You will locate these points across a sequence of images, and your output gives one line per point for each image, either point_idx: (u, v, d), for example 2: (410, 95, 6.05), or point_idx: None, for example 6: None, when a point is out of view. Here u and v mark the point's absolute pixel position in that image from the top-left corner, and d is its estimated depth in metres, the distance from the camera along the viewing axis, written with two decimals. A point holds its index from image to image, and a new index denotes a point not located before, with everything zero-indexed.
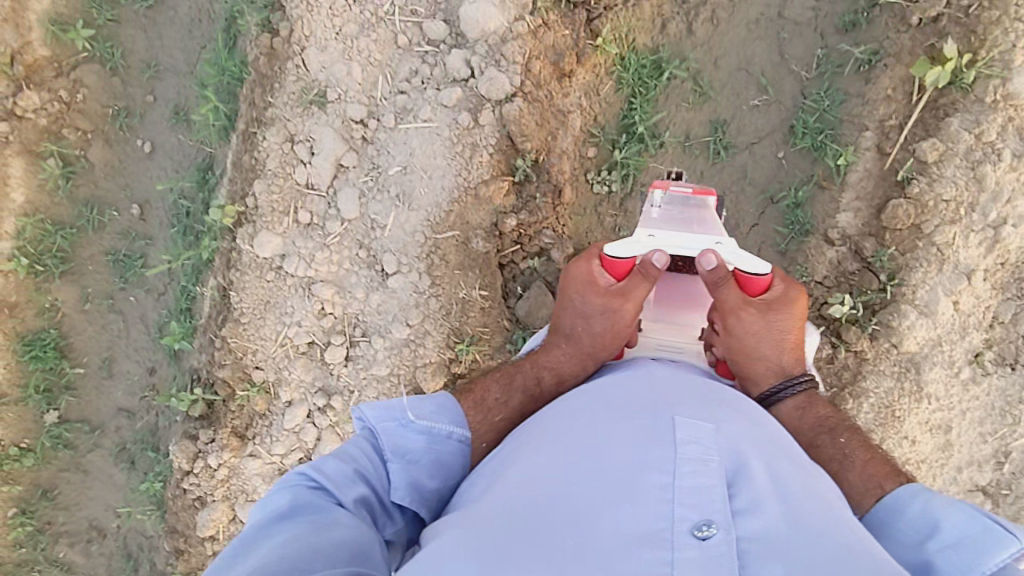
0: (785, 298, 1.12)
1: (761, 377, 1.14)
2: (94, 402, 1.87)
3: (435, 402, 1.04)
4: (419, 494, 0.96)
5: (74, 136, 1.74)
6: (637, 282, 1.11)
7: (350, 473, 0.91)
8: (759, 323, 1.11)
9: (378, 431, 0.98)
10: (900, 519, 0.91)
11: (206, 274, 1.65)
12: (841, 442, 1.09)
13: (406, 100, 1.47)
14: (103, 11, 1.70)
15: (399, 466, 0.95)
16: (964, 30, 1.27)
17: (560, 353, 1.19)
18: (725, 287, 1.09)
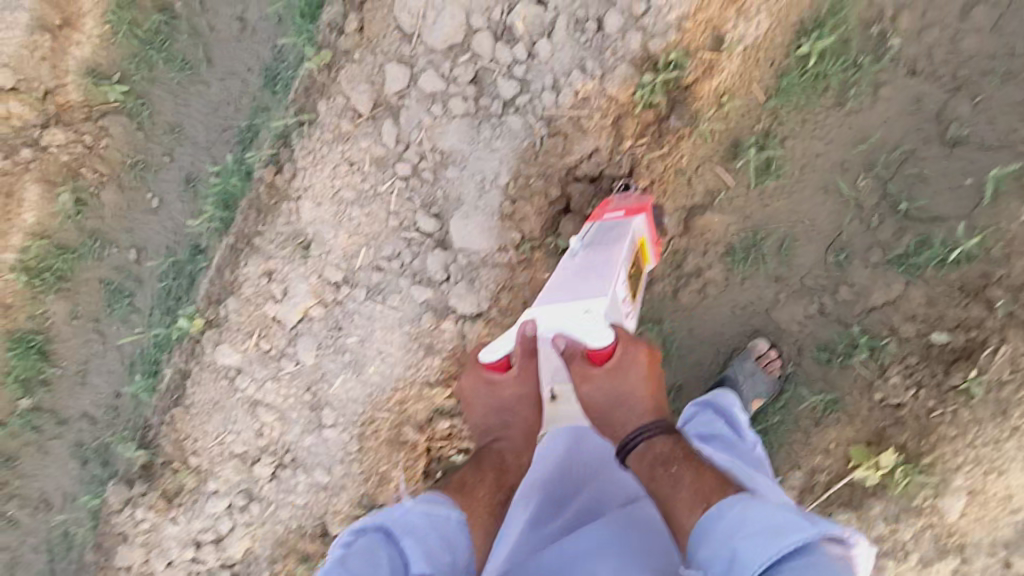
0: (626, 364, 1.07)
1: (620, 425, 1.11)
2: (65, 402, 1.99)
3: (421, 497, 1.01)
4: (438, 568, 0.88)
5: (92, 176, 1.81)
6: (525, 363, 1.12)
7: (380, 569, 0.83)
8: (607, 387, 1.07)
9: (381, 525, 0.92)
10: (711, 530, 0.83)
11: (173, 349, 1.74)
12: (675, 470, 0.98)
13: (380, 278, 1.50)
14: (138, 72, 1.74)
15: (412, 541, 0.89)
16: (918, 428, 1.24)
17: (502, 447, 1.20)
18: (573, 362, 1.08)
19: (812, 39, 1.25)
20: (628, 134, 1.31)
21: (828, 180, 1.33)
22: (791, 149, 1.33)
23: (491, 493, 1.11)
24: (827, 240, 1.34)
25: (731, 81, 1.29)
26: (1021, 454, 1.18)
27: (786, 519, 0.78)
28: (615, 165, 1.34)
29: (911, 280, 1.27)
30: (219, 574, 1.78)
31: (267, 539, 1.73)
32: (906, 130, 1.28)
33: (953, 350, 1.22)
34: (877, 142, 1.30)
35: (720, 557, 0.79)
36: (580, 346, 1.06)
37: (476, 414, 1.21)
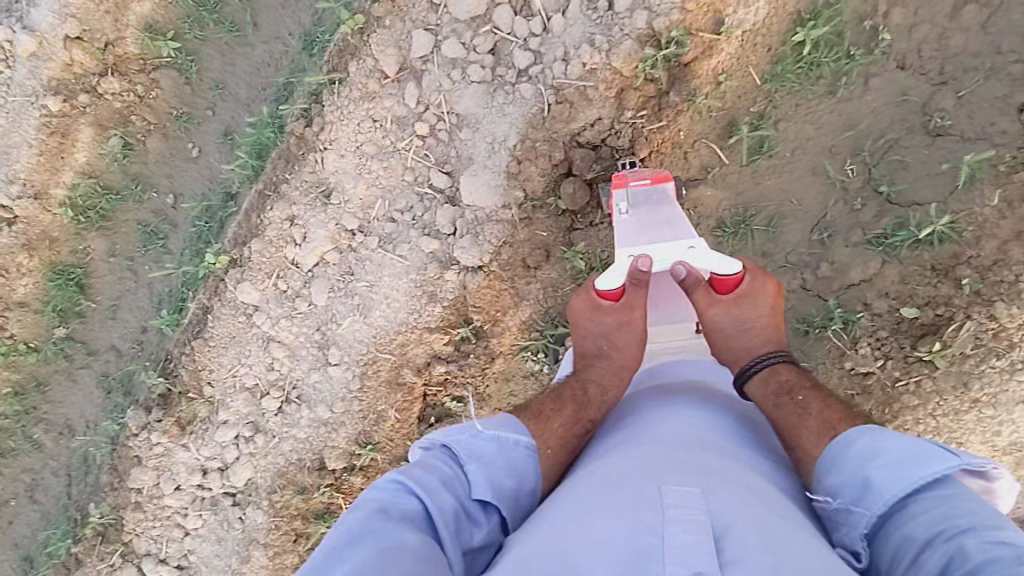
0: (751, 290, 1.20)
1: (744, 354, 1.19)
2: (97, 333, 2.13)
3: (497, 417, 1.05)
4: (498, 492, 0.95)
5: (140, 124, 1.97)
6: (635, 293, 1.22)
7: (435, 480, 0.91)
8: (731, 316, 1.18)
9: (450, 441, 0.98)
10: (844, 456, 0.91)
11: (198, 287, 1.88)
12: (799, 399, 1.07)
13: (392, 229, 1.62)
14: (191, 31, 1.90)
15: (478, 468, 0.95)
16: (883, 397, 1.30)
17: (595, 369, 1.21)
18: (696, 290, 1.21)
19: (808, 28, 1.33)
20: (630, 105, 1.42)
21: (817, 163, 1.40)
22: (783, 131, 1.41)
23: (566, 424, 1.11)
24: (813, 220, 1.41)
25: (728, 63, 1.39)
26: (980, 425, 1.26)
27: (923, 449, 0.84)
28: (617, 135, 1.45)
29: (887, 259, 1.32)
30: (222, 501, 1.90)
31: (269, 470, 1.84)
32: (894, 117, 1.35)
33: (922, 325, 1.28)
34: (863, 130, 1.37)
35: (857, 482, 0.86)
36: (703, 273, 1.21)
37: (579, 337, 1.28)
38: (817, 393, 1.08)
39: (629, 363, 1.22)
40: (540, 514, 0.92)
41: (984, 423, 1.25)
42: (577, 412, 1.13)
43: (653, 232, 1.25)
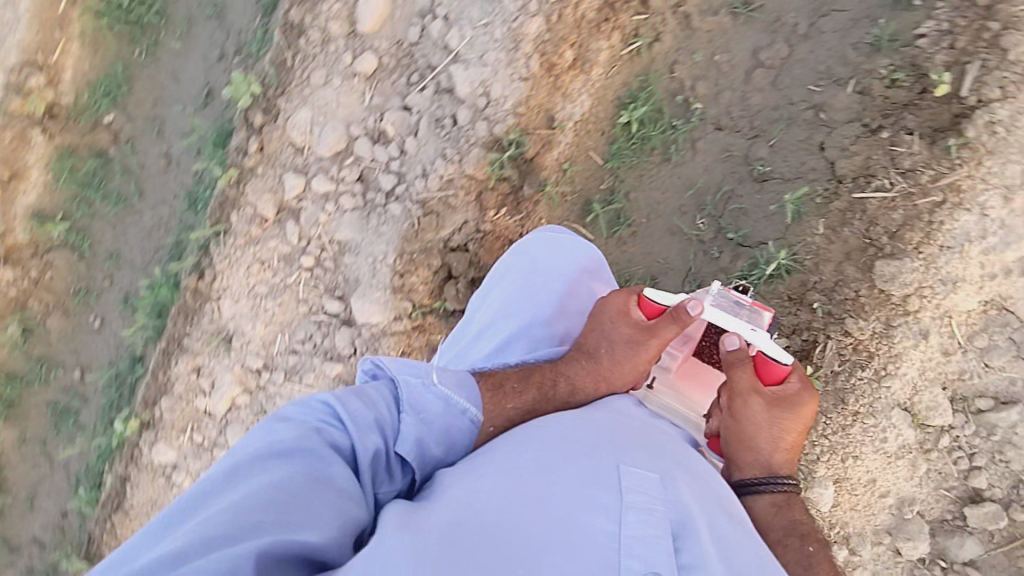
0: (797, 396, 1.07)
1: (755, 462, 1.08)
2: (16, 529, 2.03)
3: (457, 375, 1.09)
4: (422, 455, 0.99)
5: (38, 307, 1.98)
6: (668, 326, 1.11)
7: (367, 418, 0.97)
8: (762, 414, 1.06)
9: (400, 381, 1.05)
10: None
11: (113, 457, 1.83)
12: (809, 549, 1.03)
13: (296, 360, 1.65)
14: (79, 210, 1.96)
15: (412, 420, 1.00)
16: None
17: (575, 369, 1.14)
18: (740, 369, 1.09)
19: (629, 110, 1.49)
20: (489, 205, 1.53)
21: (672, 223, 1.52)
22: (635, 201, 1.54)
23: (522, 405, 1.07)
24: (681, 273, 1.51)
25: (569, 152, 1.54)
26: (867, 436, 1.30)
27: None
28: (482, 235, 1.56)
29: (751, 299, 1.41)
30: None
31: None
32: (724, 172, 1.49)
33: (794, 352, 1.36)
34: (702, 186, 1.51)
35: None
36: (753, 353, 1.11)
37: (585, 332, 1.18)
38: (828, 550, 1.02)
39: (615, 381, 1.13)
40: (489, 461, 0.94)
41: (870, 433, 1.30)
42: (536, 402, 1.09)
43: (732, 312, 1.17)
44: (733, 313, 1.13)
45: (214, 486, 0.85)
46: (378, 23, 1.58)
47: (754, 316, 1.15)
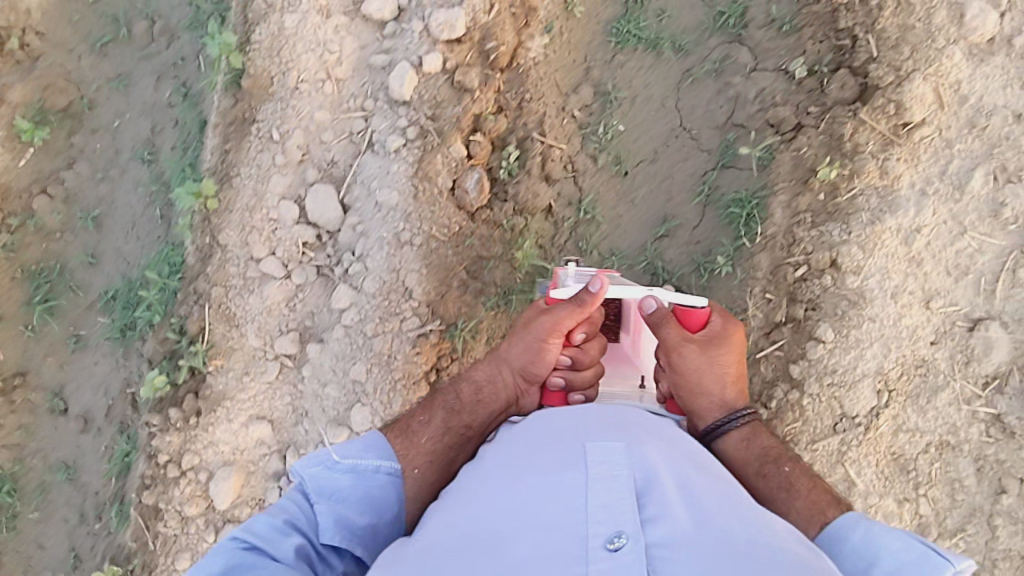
0: (724, 332, 1.22)
1: (708, 410, 1.19)
2: None
3: (358, 442, 1.16)
4: (346, 531, 1.06)
5: None
6: (564, 307, 1.20)
7: (281, 526, 1.03)
8: (701, 355, 1.18)
9: (304, 480, 1.08)
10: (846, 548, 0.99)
11: None
12: (786, 471, 1.14)
13: None
14: None
15: (325, 506, 1.07)
16: None
17: (480, 371, 1.26)
18: (666, 325, 1.19)
19: None
20: None
21: None
22: None
23: (435, 436, 1.19)
24: None
25: None
26: None
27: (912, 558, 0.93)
28: None
29: None
30: None
31: None
32: None
33: None
34: None
35: None
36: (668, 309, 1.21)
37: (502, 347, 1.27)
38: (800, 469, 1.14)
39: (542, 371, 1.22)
40: (474, 482, 1.01)
41: None
42: (447, 421, 1.21)
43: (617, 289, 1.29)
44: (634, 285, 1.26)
45: None
46: (234, 494, 1.60)
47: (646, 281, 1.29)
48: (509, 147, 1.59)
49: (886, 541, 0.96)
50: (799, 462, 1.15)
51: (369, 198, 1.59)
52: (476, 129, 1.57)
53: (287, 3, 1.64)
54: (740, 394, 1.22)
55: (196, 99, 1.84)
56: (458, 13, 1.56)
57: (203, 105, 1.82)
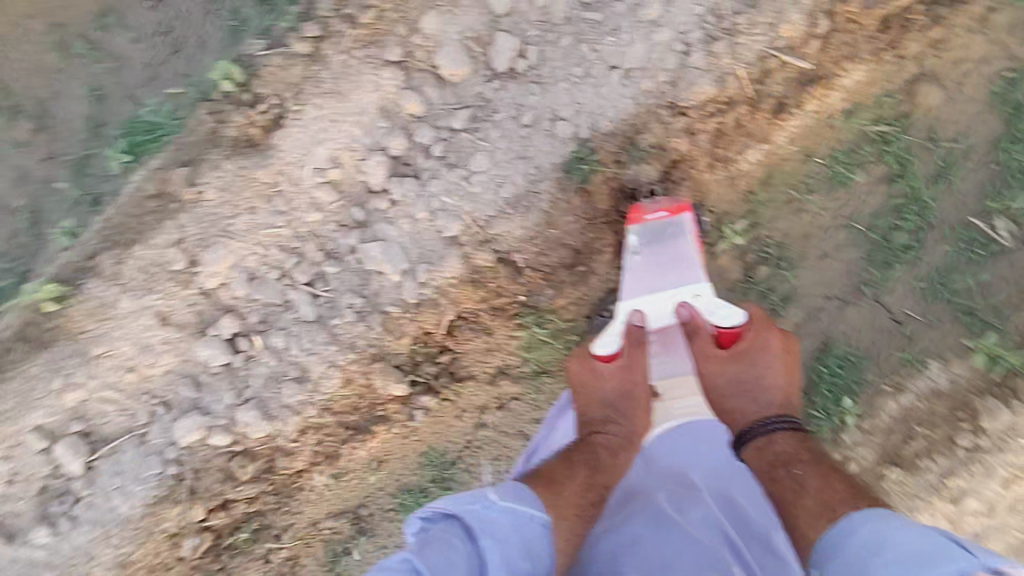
0: (756, 348, 1.20)
1: (751, 415, 1.19)
2: None
3: (510, 487, 1.09)
4: (513, 574, 0.98)
5: None
6: (634, 352, 1.25)
7: (446, 560, 0.94)
8: (733, 376, 1.20)
9: (461, 514, 1.02)
10: (846, 543, 0.94)
11: None
12: (798, 472, 1.08)
13: None
14: None
15: (491, 542, 0.98)
16: None
17: (600, 433, 1.22)
18: (697, 338, 1.25)
19: None
20: None
21: None
22: None
23: (578, 494, 1.13)
24: None
25: None
26: None
27: (936, 545, 0.87)
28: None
29: None
30: None
31: None
32: None
33: None
34: None
35: None
36: (707, 325, 1.26)
37: (579, 404, 1.27)
38: (814, 468, 1.08)
39: (639, 431, 1.25)
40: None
41: None
42: (587, 476, 1.15)
43: (666, 275, 1.29)
44: (672, 283, 1.29)
45: None
46: None
47: (688, 270, 1.29)
48: (246, 528, 1.65)
49: (894, 528, 0.91)
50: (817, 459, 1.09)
51: (111, 480, 1.62)
52: (224, 504, 1.63)
53: (133, 285, 1.52)
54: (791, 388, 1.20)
55: (42, 238, 1.64)
56: (262, 422, 1.52)
57: (39, 251, 1.64)
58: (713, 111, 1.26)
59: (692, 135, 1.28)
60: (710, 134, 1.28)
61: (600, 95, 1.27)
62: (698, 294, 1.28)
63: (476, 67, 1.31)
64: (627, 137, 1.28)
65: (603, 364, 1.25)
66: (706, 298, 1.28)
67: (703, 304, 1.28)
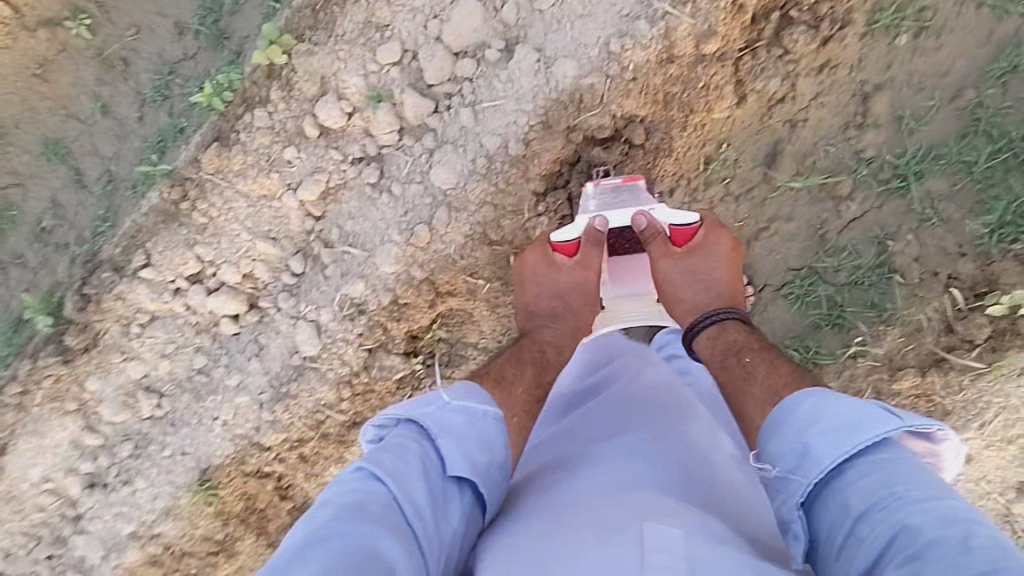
0: (708, 243, 1.28)
1: (700, 300, 1.26)
2: None
3: (462, 388, 1.04)
4: (475, 466, 0.93)
5: None
6: (590, 251, 1.32)
7: (410, 469, 0.88)
8: (677, 269, 1.27)
9: (414, 418, 0.95)
10: (789, 414, 0.91)
11: None
12: (746, 361, 1.10)
13: None
14: None
15: (450, 442, 0.93)
16: None
17: (549, 331, 1.30)
18: (653, 242, 1.30)
19: None
20: None
21: None
22: None
23: (527, 390, 1.16)
24: None
25: None
26: None
27: (863, 413, 0.84)
28: None
29: None
30: None
31: None
32: None
33: None
34: None
35: (796, 451, 0.87)
36: (664, 227, 1.30)
37: (532, 297, 1.34)
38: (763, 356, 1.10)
39: (583, 325, 1.34)
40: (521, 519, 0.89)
41: None
42: (536, 373, 1.20)
43: (622, 208, 1.33)
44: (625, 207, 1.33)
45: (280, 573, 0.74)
46: None
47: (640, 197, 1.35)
48: None
49: (832, 402, 0.88)
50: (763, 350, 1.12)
51: None
52: None
53: None
54: (733, 286, 1.27)
55: None
56: None
57: None
58: (291, 445, 1.70)
59: (282, 459, 1.71)
60: (295, 459, 1.70)
61: (208, 436, 1.71)
62: (652, 207, 1.31)
63: (132, 411, 1.74)
64: (235, 462, 1.73)
65: (563, 257, 1.32)
66: (660, 211, 1.31)
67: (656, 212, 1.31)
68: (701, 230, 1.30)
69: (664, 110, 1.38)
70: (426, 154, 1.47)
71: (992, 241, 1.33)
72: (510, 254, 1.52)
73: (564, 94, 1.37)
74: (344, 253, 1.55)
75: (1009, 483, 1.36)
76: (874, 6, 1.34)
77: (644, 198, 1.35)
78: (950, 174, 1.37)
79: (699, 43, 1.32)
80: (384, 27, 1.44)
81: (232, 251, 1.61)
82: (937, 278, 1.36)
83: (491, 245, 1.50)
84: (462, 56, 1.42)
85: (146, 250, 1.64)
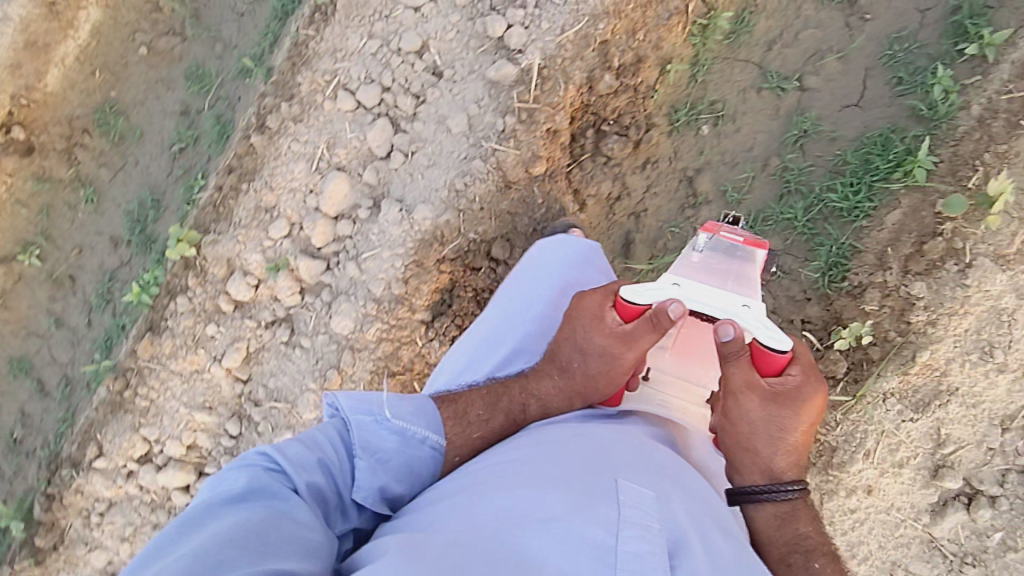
0: (797, 395, 0.99)
1: (762, 463, 1.05)
2: None
3: (413, 405, 1.12)
4: (382, 495, 1.03)
5: None
6: (644, 331, 1.03)
7: (318, 464, 0.99)
8: (759, 414, 1.00)
9: (352, 422, 1.06)
10: None
11: None
12: (813, 567, 1.02)
13: None
14: None
15: (366, 464, 1.03)
16: None
17: (550, 384, 1.17)
18: (737, 360, 0.98)
19: None
20: None
21: None
22: None
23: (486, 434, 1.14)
24: None
25: None
26: None
27: None
28: None
29: None
30: None
31: None
32: None
33: None
34: None
35: None
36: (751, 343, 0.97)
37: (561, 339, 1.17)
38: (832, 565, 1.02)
39: (592, 393, 1.14)
40: (474, 488, 0.94)
41: None
42: (504, 426, 1.16)
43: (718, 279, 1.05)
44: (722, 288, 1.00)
45: (168, 538, 0.83)
46: None
47: (744, 286, 1.03)
48: None
49: None
50: (832, 557, 1.03)
51: None
52: None
53: None
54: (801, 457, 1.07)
55: None
56: None
57: None
58: None
59: None
60: None
61: None
62: (749, 306, 0.96)
63: None
64: None
65: (615, 322, 1.07)
66: (757, 313, 0.96)
67: (749, 318, 0.96)
68: (796, 378, 0.99)
69: (513, 228, 1.59)
70: (325, 307, 1.65)
71: (826, 283, 1.44)
72: (412, 379, 1.67)
73: (426, 234, 1.57)
74: (271, 408, 1.70)
75: (919, 507, 1.39)
76: (671, 110, 1.59)
77: (753, 262, 1.13)
78: (780, 232, 1.51)
79: (527, 167, 1.55)
80: (271, 209, 1.68)
81: (173, 427, 1.76)
82: (792, 325, 1.47)
83: (393, 375, 1.64)
84: (341, 218, 1.64)
85: (98, 441, 1.79)
